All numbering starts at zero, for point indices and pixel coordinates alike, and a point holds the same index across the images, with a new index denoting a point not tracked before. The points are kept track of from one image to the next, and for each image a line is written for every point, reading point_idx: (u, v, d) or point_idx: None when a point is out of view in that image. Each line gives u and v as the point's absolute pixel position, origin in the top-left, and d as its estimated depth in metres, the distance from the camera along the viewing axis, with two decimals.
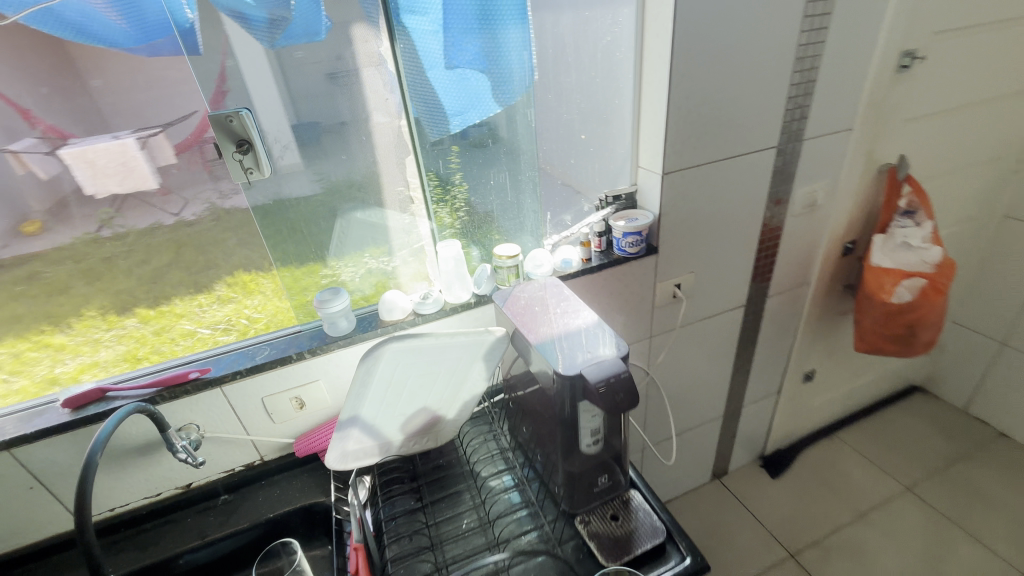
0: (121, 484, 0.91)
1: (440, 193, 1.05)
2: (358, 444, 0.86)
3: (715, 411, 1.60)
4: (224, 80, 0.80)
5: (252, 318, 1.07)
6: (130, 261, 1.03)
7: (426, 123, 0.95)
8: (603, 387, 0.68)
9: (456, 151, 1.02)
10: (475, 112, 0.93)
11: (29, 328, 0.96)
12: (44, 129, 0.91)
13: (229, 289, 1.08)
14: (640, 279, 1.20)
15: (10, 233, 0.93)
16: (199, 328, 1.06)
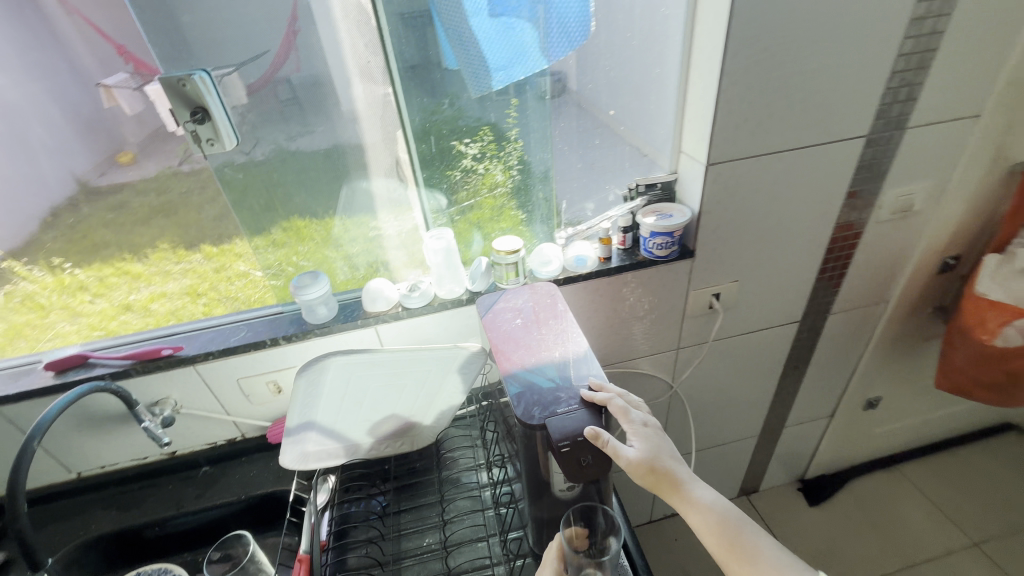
0: (108, 446, 0.94)
1: (495, 148, 0.94)
2: (318, 445, 0.82)
3: (749, 429, 1.42)
4: (297, 19, 0.76)
5: (300, 267, 0.98)
6: (202, 198, 0.90)
7: (466, 76, 0.85)
8: (566, 447, 0.55)
9: (516, 105, 0.91)
10: (520, 68, 0.86)
11: (113, 255, 0.93)
12: (133, 62, 0.75)
13: (285, 234, 0.93)
14: (668, 285, 1.02)
15: (106, 162, 0.85)
16: (254, 270, 0.97)
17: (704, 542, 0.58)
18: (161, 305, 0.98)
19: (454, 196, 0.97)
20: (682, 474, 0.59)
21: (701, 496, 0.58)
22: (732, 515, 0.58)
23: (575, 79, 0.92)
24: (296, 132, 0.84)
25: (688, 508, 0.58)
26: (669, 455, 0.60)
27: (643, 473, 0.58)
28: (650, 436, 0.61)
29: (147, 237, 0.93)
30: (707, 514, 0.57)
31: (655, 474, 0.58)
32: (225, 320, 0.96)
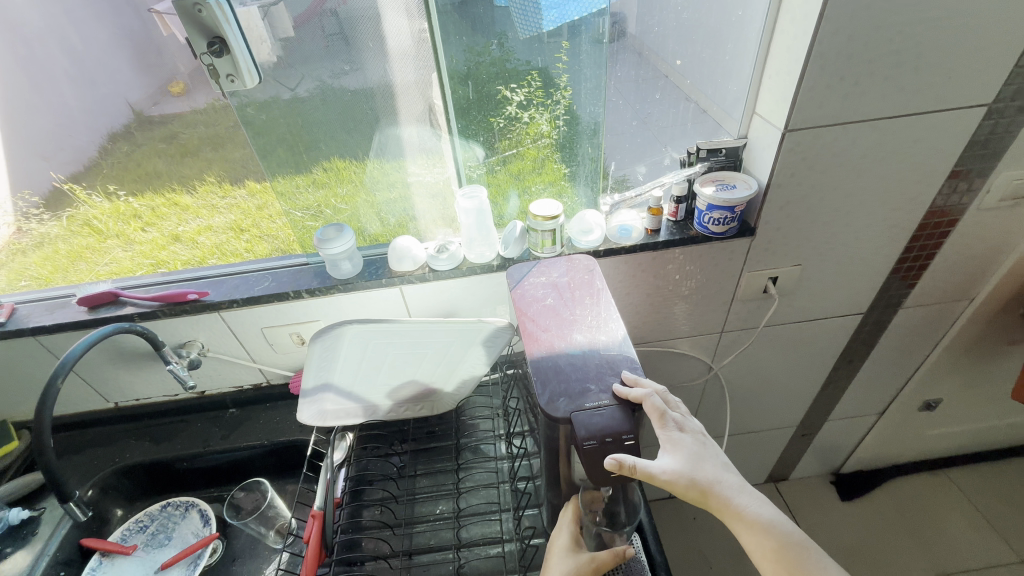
0: (142, 381, 0.97)
1: (540, 96, 0.82)
2: (337, 404, 0.78)
3: (786, 419, 1.34)
4: None
5: (338, 210, 0.92)
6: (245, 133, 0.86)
7: (514, 16, 0.75)
8: (592, 444, 0.50)
9: (567, 48, 0.79)
10: (575, 6, 0.75)
11: (165, 184, 0.91)
12: None
13: (325, 175, 0.87)
14: (720, 264, 0.93)
15: (159, 91, 0.81)
16: (292, 211, 0.91)
17: (760, 563, 0.50)
18: (207, 238, 0.97)
19: (500, 144, 0.88)
20: (729, 488, 0.51)
21: (754, 511, 0.50)
22: (791, 533, 0.50)
23: (634, 21, 0.80)
24: (338, 70, 0.77)
25: (740, 525, 0.50)
26: (715, 465, 0.52)
27: (684, 489, 0.51)
28: (691, 444, 0.53)
29: (198, 168, 0.90)
30: (762, 533, 0.49)
31: (698, 490, 0.50)
32: (251, 267, 0.95)
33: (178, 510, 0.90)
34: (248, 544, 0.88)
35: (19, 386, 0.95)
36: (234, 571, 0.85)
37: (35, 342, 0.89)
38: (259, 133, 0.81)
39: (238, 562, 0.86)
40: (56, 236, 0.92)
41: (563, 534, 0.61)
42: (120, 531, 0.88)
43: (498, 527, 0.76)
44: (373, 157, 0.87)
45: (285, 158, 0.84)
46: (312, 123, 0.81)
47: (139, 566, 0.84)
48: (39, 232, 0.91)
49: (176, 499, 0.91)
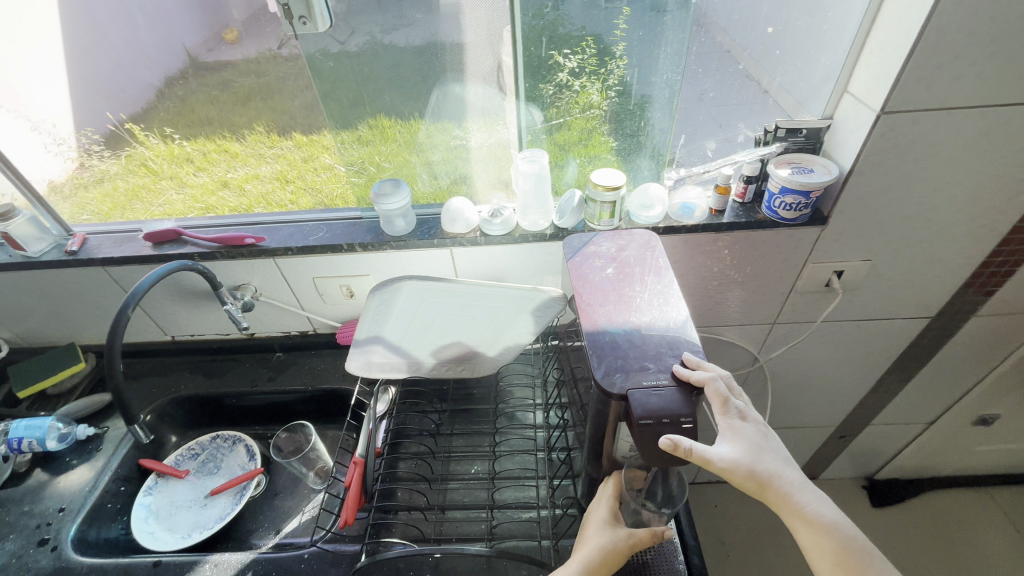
0: (196, 318, 1.01)
1: (594, 64, 0.78)
2: (383, 357, 0.80)
3: (826, 419, 1.30)
4: None
5: (383, 168, 0.91)
6: (297, 85, 0.86)
7: None
8: (648, 422, 0.49)
9: (626, 15, 0.73)
10: None
11: (214, 133, 0.93)
12: None
13: (370, 133, 0.86)
14: (784, 252, 0.88)
15: (215, 39, 0.83)
16: (337, 165, 0.93)
17: (815, 563, 0.49)
18: (254, 187, 0.98)
19: (549, 111, 0.84)
20: (790, 483, 0.49)
21: (815, 509, 0.49)
22: (851, 536, 0.49)
23: None
24: (391, 24, 0.74)
25: (798, 523, 0.49)
26: (777, 459, 0.50)
27: (741, 479, 0.49)
28: (752, 435, 0.51)
29: (247, 116, 0.91)
30: (821, 532, 0.48)
31: (757, 482, 0.49)
32: (305, 217, 0.96)
33: (226, 443, 0.96)
34: (289, 481, 0.92)
35: (87, 312, 1.01)
36: (275, 504, 0.89)
37: (103, 272, 0.93)
38: (324, 81, 0.80)
39: (279, 497, 0.90)
40: (115, 172, 0.95)
41: (601, 507, 0.62)
42: (173, 456, 0.94)
43: (532, 493, 0.77)
44: (429, 115, 0.85)
45: (344, 109, 0.83)
46: (377, 73, 0.79)
47: (190, 489, 0.90)
48: (100, 168, 0.93)
49: (224, 433, 0.96)
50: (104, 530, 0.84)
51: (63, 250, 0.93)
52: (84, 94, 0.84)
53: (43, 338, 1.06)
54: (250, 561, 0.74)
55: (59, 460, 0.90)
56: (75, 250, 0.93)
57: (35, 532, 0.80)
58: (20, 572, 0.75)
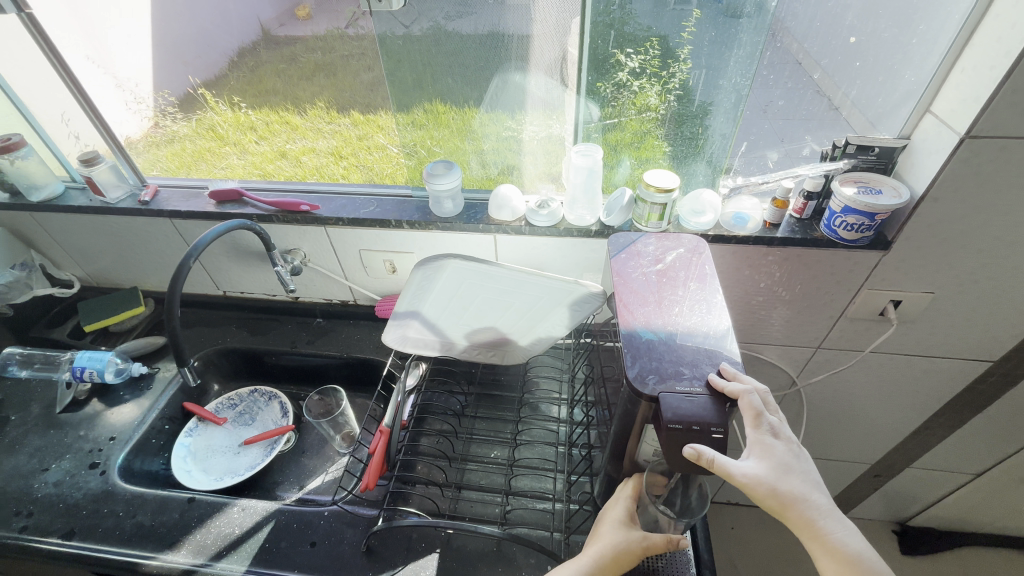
0: (247, 277, 1.06)
1: (656, 67, 0.76)
2: (419, 334, 0.82)
3: (861, 454, 1.25)
4: None
5: (433, 153, 0.93)
6: (361, 64, 0.89)
7: None
8: (677, 427, 0.48)
9: (696, 18, 0.71)
10: None
11: (279, 104, 0.97)
12: None
13: (423, 118, 0.88)
14: (838, 275, 0.84)
15: (288, 16, 0.88)
16: (390, 145, 0.96)
17: None
18: (309, 159, 1.02)
19: (606, 108, 0.83)
20: (816, 509, 0.48)
21: (840, 538, 0.47)
22: (876, 570, 0.47)
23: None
24: (455, 11, 0.75)
25: (820, 549, 0.48)
26: (805, 481, 0.48)
27: (764, 498, 0.48)
28: (780, 454, 0.49)
29: (310, 91, 0.95)
30: (843, 562, 0.47)
31: (780, 502, 0.48)
32: (358, 190, 0.99)
33: (263, 397, 1.01)
34: (316, 442, 0.96)
35: (151, 260, 1.08)
36: (301, 462, 0.93)
37: (170, 224, 0.99)
38: (391, 61, 0.82)
39: (306, 455, 0.94)
40: (184, 134, 1.00)
41: (616, 508, 0.62)
42: (214, 404, 0.99)
43: (548, 485, 0.77)
44: (485, 104, 0.86)
45: (406, 91, 0.85)
46: (444, 56, 0.80)
47: (226, 436, 0.96)
48: (172, 129, 0.99)
49: (262, 388, 1.02)
50: (147, 463, 0.90)
51: (137, 199, 0.99)
52: (171, 57, 0.89)
53: (111, 279, 1.15)
54: (274, 510, 0.78)
55: (114, 393, 0.97)
56: (147, 200, 0.98)
57: (87, 456, 0.86)
58: (72, 490, 0.81)
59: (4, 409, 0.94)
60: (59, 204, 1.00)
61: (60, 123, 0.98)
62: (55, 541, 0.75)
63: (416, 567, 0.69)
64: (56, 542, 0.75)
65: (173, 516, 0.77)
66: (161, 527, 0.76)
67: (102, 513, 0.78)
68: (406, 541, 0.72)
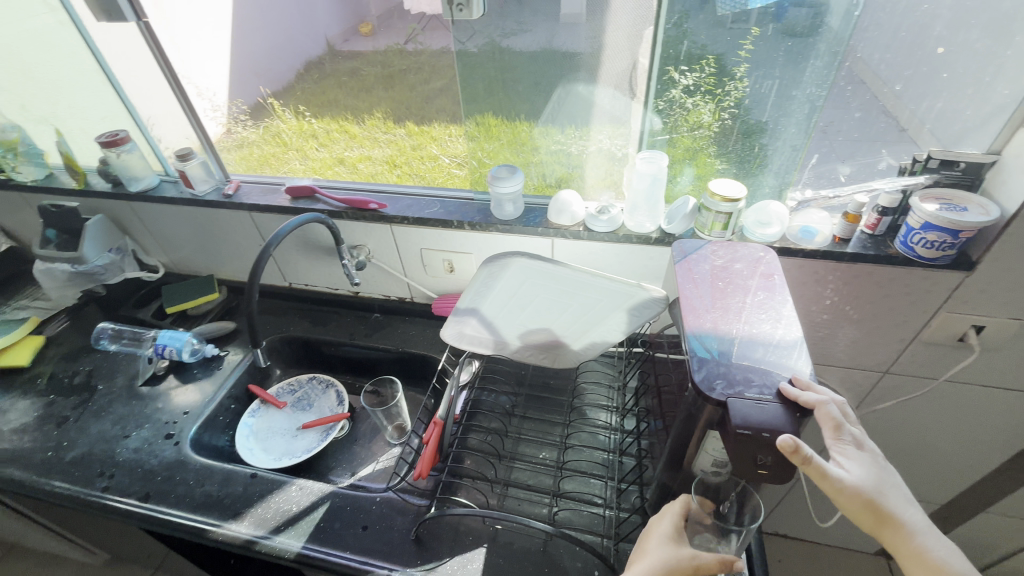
0: (313, 270, 1.12)
1: (709, 85, 0.78)
2: (474, 331, 0.83)
3: (924, 493, 1.17)
4: None
5: (484, 164, 0.97)
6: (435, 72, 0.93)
7: None
8: (745, 433, 0.47)
9: (755, 36, 0.72)
10: None
11: (338, 112, 1.09)
12: None
13: (474, 130, 0.93)
14: (913, 295, 0.80)
15: (353, 32, 1.05)
16: (442, 156, 1.05)
17: None
18: (365, 166, 1.10)
19: (668, 121, 0.84)
20: (912, 524, 0.47)
21: (938, 554, 0.47)
22: None
23: (845, 17, 0.69)
24: (514, 26, 0.80)
25: (915, 565, 0.47)
26: (898, 494, 0.47)
27: (862, 511, 0.46)
28: (869, 464, 0.48)
29: (369, 103, 1.07)
30: None
31: (879, 516, 0.46)
32: (422, 192, 1.03)
33: (320, 385, 1.06)
34: (368, 431, 0.99)
35: (228, 250, 1.16)
36: (354, 449, 0.96)
37: (248, 217, 1.07)
38: (463, 70, 0.87)
39: (358, 443, 0.97)
40: (252, 140, 1.12)
41: (664, 522, 0.59)
42: (276, 388, 1.05)
43: (596, 491, 0.77)
44: (550, 112, 0.89)
45: (475, 98, 0.90)
46: (513, 66, 0.84)
47: (285, 420, 1.01)
48: (242, 135, 1.11)
49: (320, 376, 1.06)
50: (214, 438, 0.96)
51: (221, 193, 1.07)
52: (249, 70, 1.07)
53: (190, 267, 1.24)
54: (329, 491, 0.81)
55: (188, 370, 1.04)
56: (230, 193, 1.06)
57: (163, 427, 0.93)
58: (150, 456, 0.88)
59: (93, 379, 1.03)
60: (153, 195, 1.09)
61: (160, 123, 1.08)
62: (132, 502, 0.81)
63: (464, 560, 0.70)
64: (133, 503, 0.80)
65: (238, 489, 0.82)
66: (227, 497, 0.81)
67: (175, 480, 0.83)
68: (454, 531, 0.73)
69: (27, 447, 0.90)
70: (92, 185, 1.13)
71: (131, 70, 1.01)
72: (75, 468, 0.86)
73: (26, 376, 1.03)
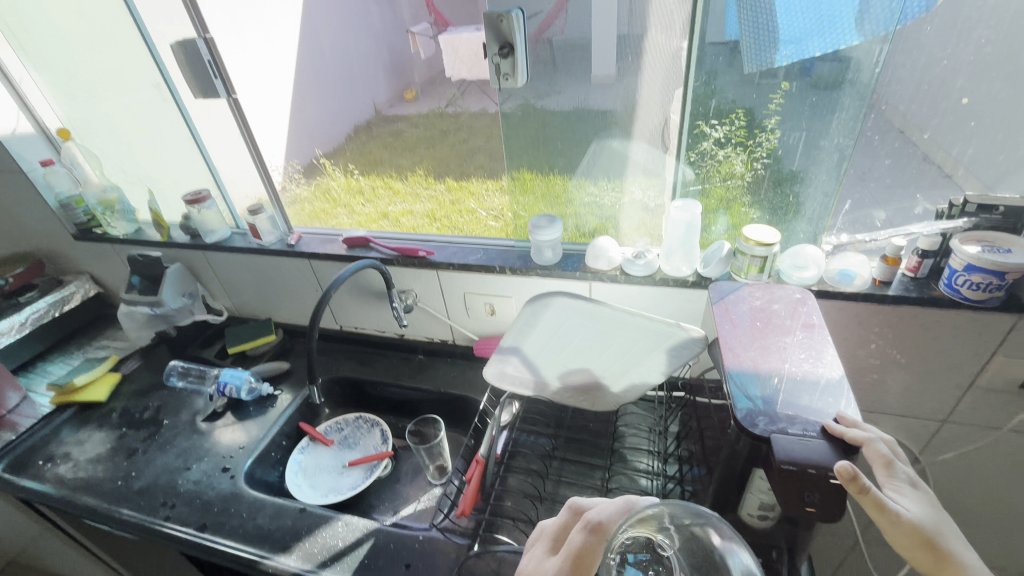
0: (363, 314, 1.19)
1: (742, 136, 0.82)
2: (516, 371, 0.88)
3: (1003, 559, 1.07)
4: None
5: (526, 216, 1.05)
6: None
7: (746, 50, 0.74)
8: (791, 469, 0.47)
9: (785, 90, 0.77)
10: (819, 40, 0.71)
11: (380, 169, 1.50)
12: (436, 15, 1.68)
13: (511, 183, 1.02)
14: (964, 338, 0.78)
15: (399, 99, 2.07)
16: (477, 208, 1.25)
17: None
18: (406, 220, 1.26)
19: (701, 172, 0.88)
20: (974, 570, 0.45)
21: None
22: None
23: (870, 68, 0.72)
24: (560, 91, 0.88)
25: None
26: (958, 538, 0.46)
27: (922, 550, 0.45)
28: (923, 502, 0.47)
29: (413, 159, 1.55)
30: None
31: (940, 557, 0.45)
32: (468, 240, 1.09)
33: (366, 424, 1.10)
34: (410, 470, 1.02)
35: (287, 295, 1.25)
36: (396, 488, 0.99)
37: (308, 265, 1.15)
38: (511, 128, 0.95)
39: (400, 482, 1.00)
40: (305, 197, 1.33)
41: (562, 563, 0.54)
42: (324, 426, 1.09)
43: None
44: (587, 165, 0.96)
45: (519, 155, 0.98)
46: (554, 125, 0.93)
47: (332, 457, 1.04)
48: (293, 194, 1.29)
49: (366, 415, 1.10)
50: (265, 473, 1.00)
51: (284, 243, 1.17)
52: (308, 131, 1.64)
53: (251, 311, 1.34)
54: (374, 529, 0.82)
55: (244, 408, 1.10)
56: (293, 243, 1.16)
57: (220, 461, 0.98)
58: (208, 488, 0.93)
59: (160, 414, 1.10)
60: (225, 245, 1.20)
61: (237, 182, 1.22)
62: (190, 531, 0.85)
63: None
64: (191, 533, 0.85)
65: (287, 522, 0.85)
66: (277, 530, 0.84)
67: (230, 512, 0.87)
68: None
69: (99, 476, 0.97)
70: (173, 238, 1.27)
71: (217, 137, 1.16)
72: (141, 497, 0.92)
73: (102, 410, 1.12)
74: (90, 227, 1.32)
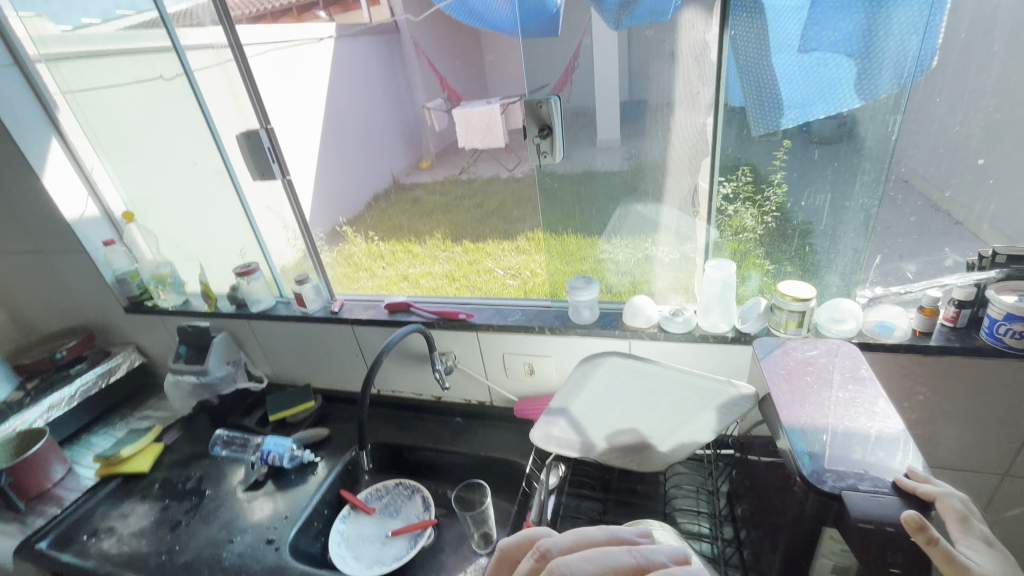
0: (401, 376, 1.22)
1: (751, 190, 0.87)
2: (563, 433, 0.88)
3: None
4: (577, 58, 0.86)
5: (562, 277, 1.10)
6: None
7: (753, 115, 0.81)
8: (869, 527, 0.47)
9: (786, 146, 0.82)
10: (822, 105, 0.76)
11: (400, 235, 1.72)
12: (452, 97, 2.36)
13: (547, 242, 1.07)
14: (1015, 388, 0.78)
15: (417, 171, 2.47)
16: (491, 267, 1.39)
17: None
18: (425, 280, 1.36)
19: (731, 231, 0.93)
20: None
21: None
22: None
23: (867, 122, 0.77)
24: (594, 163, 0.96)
25: None
26: None
27: None
28: (999, 562, 0.46)
29: (428, 221, 1.83)
30: None
31: None
32: (506, 301, 1.14)
33: (406, 491, 1.09)
34: (453, 539, 1.00)
35: (326, 361, 1.29)
36: (439, 558, 0.97)
37: (350, 330, 1.19)
38: (548, 196, 1.02)
39: (444, 552, 0.98)
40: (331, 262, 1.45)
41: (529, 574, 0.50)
42: (365, 493, 1.09)
43: None
44: (620, 227, 1.02)
45: (555, 220, 1.05)
46: (589, 192, 1.00)
47: (374, 526, 1.03)
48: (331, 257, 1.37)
49: (406, 481, 1.10)
50: (308, 545, 0.99)
51: (328, 310, 1.22)
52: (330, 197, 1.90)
53: (290, 376, 1.36)
54: None
55: (286, 476, 1.10)
56: (336, 309, 1.21)
57: (264, 532, 0.97)
58: (252, 561, 0.91)
59: (202, 484, 1.11)
60: (271, 313, 1.25)
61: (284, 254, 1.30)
62: None
63: None
64: None
65: None
66: None
67: None
68: None
69: (143, 551, 0.96)
70: (220, 308, 1.33)
71: (270, 213, 1.25)
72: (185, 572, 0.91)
73: (145, 481, 1.13)
74: (142, 300, 1.39)
